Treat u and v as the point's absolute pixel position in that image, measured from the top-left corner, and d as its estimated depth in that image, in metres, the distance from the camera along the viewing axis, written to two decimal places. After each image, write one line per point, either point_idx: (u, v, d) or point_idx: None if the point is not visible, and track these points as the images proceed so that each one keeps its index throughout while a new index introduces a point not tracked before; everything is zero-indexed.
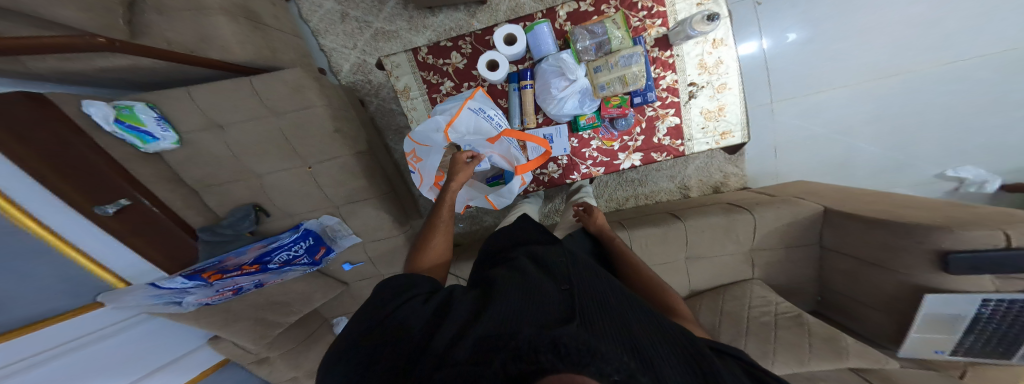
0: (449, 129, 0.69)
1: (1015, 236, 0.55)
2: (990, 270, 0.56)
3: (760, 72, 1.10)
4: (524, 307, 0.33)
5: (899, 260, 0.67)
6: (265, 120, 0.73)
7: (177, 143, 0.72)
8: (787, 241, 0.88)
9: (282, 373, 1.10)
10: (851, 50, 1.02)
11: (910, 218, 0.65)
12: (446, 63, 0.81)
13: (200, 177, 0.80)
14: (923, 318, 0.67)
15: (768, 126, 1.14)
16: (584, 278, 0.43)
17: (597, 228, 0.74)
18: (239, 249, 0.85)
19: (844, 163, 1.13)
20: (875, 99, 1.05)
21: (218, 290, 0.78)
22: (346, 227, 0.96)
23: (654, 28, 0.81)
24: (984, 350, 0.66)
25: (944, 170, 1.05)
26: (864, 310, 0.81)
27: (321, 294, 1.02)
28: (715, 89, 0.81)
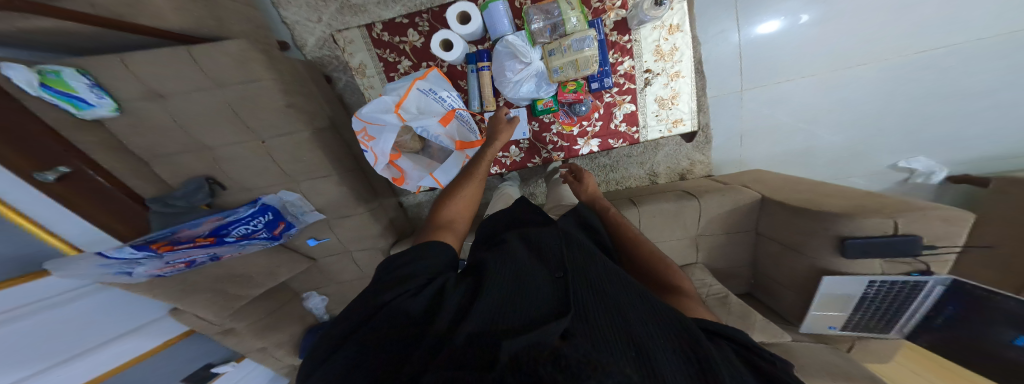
0: (399, 109, 0.74)
1: (904, 223, 0.60)
2: (878, 254, 0.63)
3: (733, 60, 0.98)
4: (517, 301, 0.32)
5: (807, 243, 0.75)
6: (210, 91, 0.71)
7: (115, 110, 0.70)
8: (726, 228, 0.91)
9: (250, 343, 1.16)
10: (839, 32, 0.89)
11: (825, 206, 0.68)
12: (403, 40, 0.84)
13: (148, 148, 0.79)
14: (822, 296, 0.78)
15: (734, 116, 1.05)
16: (582, 263, 0.41)
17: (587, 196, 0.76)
18: (192, 221, 0.85)
19: (806, 151, 1.07)
20: (843, 88, 0.96)
21: (169, 262, 0.79)
22: (306, 203, 0.98)
23: (613, 10, 0.79)
24: (869, 326, 0.78)
25: (899, 161, 1.02)
26: (781, 289, 0.91)
27: (287, 269, 1.08)
28: (669, 76, 0.84)
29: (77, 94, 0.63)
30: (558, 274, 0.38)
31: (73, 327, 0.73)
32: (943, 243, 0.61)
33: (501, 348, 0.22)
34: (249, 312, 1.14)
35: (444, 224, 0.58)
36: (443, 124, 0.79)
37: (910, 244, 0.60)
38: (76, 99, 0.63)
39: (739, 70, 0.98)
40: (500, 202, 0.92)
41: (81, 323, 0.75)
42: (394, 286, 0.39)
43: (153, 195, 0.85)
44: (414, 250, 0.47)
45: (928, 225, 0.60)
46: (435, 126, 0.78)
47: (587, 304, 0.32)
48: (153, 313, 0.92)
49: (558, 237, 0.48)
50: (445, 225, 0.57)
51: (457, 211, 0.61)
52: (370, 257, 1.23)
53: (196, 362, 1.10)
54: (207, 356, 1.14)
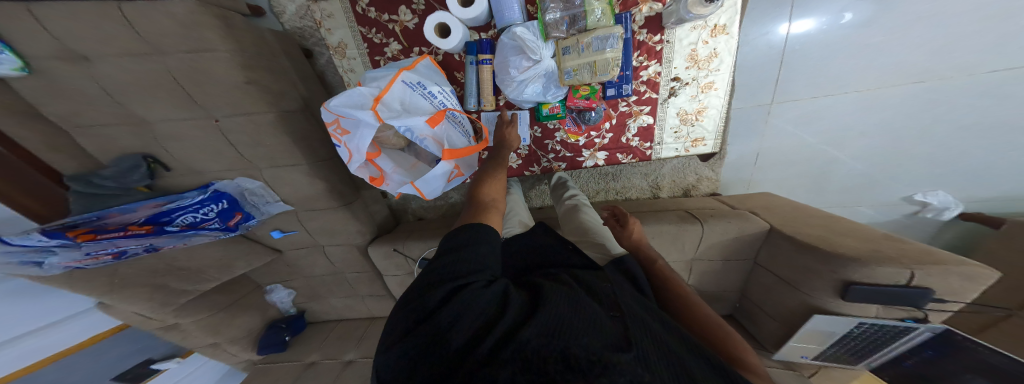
0: (378, 104, 0.65)
1: (919, 275, 0.57)
2: (881, 301, 0.61)
3: (771, 66, 0.78)
4: (589, 329, 0.28)
5: (808, 282, 0.71)
6: (150, 59, 0.60)
7: (23, 70, 0.57)
8: (725, 255, 0.87)
9: (198, 339, 1.08)
10: (912, 40, 0.69)
11: (839, 247, 0.64)
12: (393, 19, 0.74)
13: (71, 117, 0.66)
14: (805, 330, 0.77)
15: (755, 132, 0.89)
16: (641, 310, 0.36)
17: (633, 242, 0.67)
18: (126, 205, 0.72)
19: (820, 177, 0.93)
20: (891, 109, 0.78)
21: (89, 253, 0.67)
22: (270, 192, 0.88)
23: (647, 3, 0.70)
24: (839, 358, 0.80)
25: (912, 194, 0.87)
26: (764, 318, 0.89)
27: (244, 262, 1.01)
28: (700, 87, 0.78)
29: None
30: (616, 313, 0.33)
31: None
32: (952, 297, 0.59)
33: None
34: (201, 306, 1.04)
35: (487, 203, 0.54)
36: (431, 125, 0.70)
37: (921, 298, 0.58)
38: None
39: (774, 81, 0.80)
40: (517, 226, 0.78)
41: None
42: (447, 264, 0.37)
43: (76, 172, 0.71)
44: (467, 230, 0.43)
45: (946, 279, 0.57)
46: (421, 127, 0.70)
47: (668, 353, 0.28)
48: (76, 308, 0.84)
49: (604, 279, 0.44)
50: (485, 205, 0.53)
51: (492, 192, 0.58)
52: (343, 253, 1.13)
53: (131, 359, 0.98)
54: (149, 351, 1.03)
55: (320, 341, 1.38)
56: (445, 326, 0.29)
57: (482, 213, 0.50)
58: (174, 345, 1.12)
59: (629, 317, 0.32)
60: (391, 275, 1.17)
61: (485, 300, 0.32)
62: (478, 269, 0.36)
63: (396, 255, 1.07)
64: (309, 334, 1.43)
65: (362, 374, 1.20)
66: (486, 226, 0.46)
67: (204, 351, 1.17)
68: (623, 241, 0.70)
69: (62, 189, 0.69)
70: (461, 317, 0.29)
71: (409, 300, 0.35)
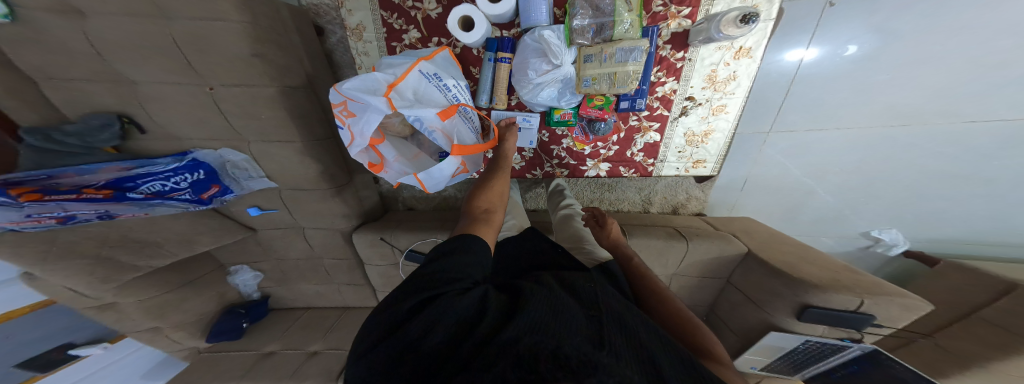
0: (391, 91, 0.63)
1: (867, 304, 0.66)
2: (830, 322, 0.70)
3: (779, 91, 0.86)
4: (561, 320, 0.31)
5: (772, 302, 0.79)
6: (152, 19, 0.55)
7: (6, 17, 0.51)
8: (702, 272, 0.95)
9: (137, 322, 0.98)
10: (903, 86, 0.77)
11: (804, 274, 0.72)
12: (416, 7, 0.73)
13: (41, 69, 0.59)
14: (761, 344, 0.84)
15: (751, 156, 0.97)
16: (621, 307, 0.38)
17: (612, 241, 0.72)
18: (85, 165, 0.65)
19: (795, 207, 1.04)
20: (868, 149, 0.88)
21: (28, 215, 0.60)
22: (255, 167, 0.82)
23: (676, 19, 0.74)
24: (781, 370, 0.89)
25: (869, 230, 0.99)
26: (724, 330, 0.98)
27: (210, 238, 0.93)
28: (712, 109, 0.84)
29: None
30: (595, 313, 0.35)
31: None
32: (888, 322, 0.69)
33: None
34: (149, 285, 0.94)
35: (480, 216, 0.53)
36: (442, 118, 0.69)
37: (862, 321, 0.68)
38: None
39: (778, 107, 0.88)
40: (511, 230, 0.80)
41: None
42: (429, 272, 0.37)
43: (34, 125, 0.61)
44: (458, 240, 0.44)
45: (886, 307, 0.66)
46: (431, 118, 0.68)
47: (641, 350, 0.30)
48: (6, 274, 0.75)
49: (589, 279, 0.45)
50: (479, 217, 0.53)
51: (488, 201, 0.58)
52: (325, 238, 1.07)
53: (50, 341, 0.86)
54: (75, 332, 0.92)
55: (283, 331, 1.29)
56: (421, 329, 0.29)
57: (478, 225, 0.50)
58: (104, 328, 1.00)
59: (606, 317, 0.34)
60: (374, 265, 1.13)
61: (462, 304, 0.33)
62: (457, 274, 0.37)
63: (382, 245, 1.04)
64: (270, 321, 1.34)
65: (327, 367, 1.14)
66: (471, 235, 0.46)
67: (143, 336, 1.04)
68: (602, 240, 0.75)
69: (16, 141, 0.59)
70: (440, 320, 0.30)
71: (382, 310, 0.35)
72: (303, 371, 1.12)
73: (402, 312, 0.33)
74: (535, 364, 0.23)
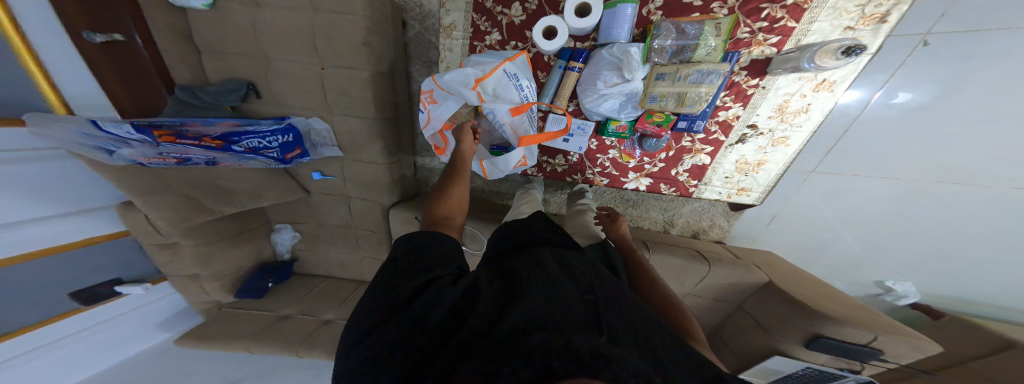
0: (478, 85, 0.74)
1: (879, 340, 0.72)
2: (833, 351, 0.77)
3: (834, 133, 0.88)
4: (551, 303, 0.35)
5: (783, 330, 0.84)
6: (301, 12, 0.70)
7: (207, 6, 0.71)
8: (716, 295, 1.01)
9: (183, 267, 1.02)
10: (959, 145, 0.80)
11: (822, 307, 0.77)
12: (503, 13, 0.82)
13: (209, 42, 0.77)
14: (761, 365, 0.92)
15: (786, 194, 1.01)
16: (613, 292, 0.41)
17: (618, 236, 0.80)
18: (208, 118, 0.77)
19: (818, 248, 1.08)
20: (905, 202, 0.92)
21: (161, 153, 0.72)
22: (331, 137, 0.92)
23: (760, 46, 0.75)
24: None
25: (884, 279, 1.06)
26: (726, 353, 1.03)
27: (274, 195, 1.00)
28: (772, 140, 0.88)
29: None
30: (589, 295, 0.38)
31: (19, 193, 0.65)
32: (892, 359, 0.75)
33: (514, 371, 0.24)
34: (210, 231, 1.03)
35: (439, 222, 0.59)
36: (511, 115, 0.81)
37: (866, 354, 0.74)
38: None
39: (828, 148, 0.91)
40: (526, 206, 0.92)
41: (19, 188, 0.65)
42: (424, 269, 0.43)
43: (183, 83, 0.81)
44: (418, 236, 0.51)
45: (895, 346, 0.72)
46: (503, 113, 0.81)
47: (631, 330, 0.33)
48: (86, 204, 0.79)
49: (585, 262, 0.48)
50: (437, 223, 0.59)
51: (450, 205, 0.65)
52: (368, 209, 1.16)
53: (99, 274, 0.88)
54: (120, 269, 0.93)
55: (301, 296, 1.32)
56: (418, 315, 0.36)
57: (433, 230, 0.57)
58: (150, 269, 1.01)
59: (599, 300, 0.37)
60: None
61: (455, 293, 0.39)
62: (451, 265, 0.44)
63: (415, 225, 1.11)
64: (293, 283, 1.38)
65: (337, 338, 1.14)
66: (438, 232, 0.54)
67: (177, 282, 1.06)
68: (612, 233, 0.82)
69: (168, 94, 0.80)
70: (435, 308, 0.36)
71: (383, 296, 0.41)
72: (316, 338, 1.12)
73: (405, 297, 0.39)
74: (514, 348, 0.28)
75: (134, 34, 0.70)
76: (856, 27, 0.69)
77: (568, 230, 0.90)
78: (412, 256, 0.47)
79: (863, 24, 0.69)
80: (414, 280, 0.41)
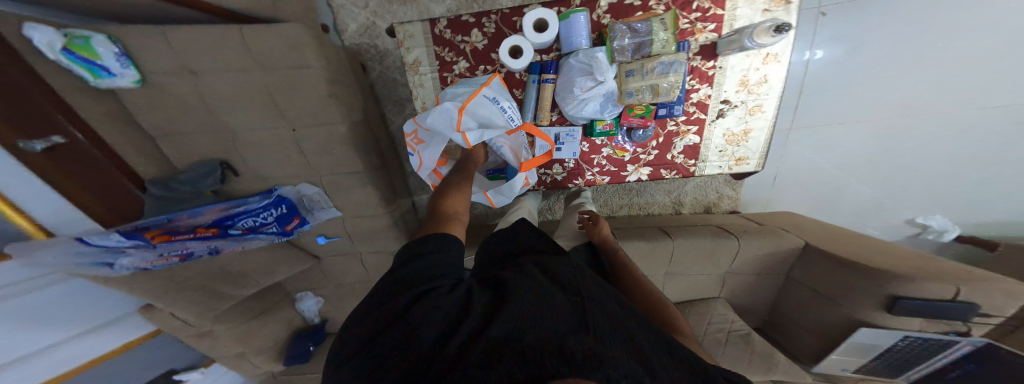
0: (462, 114, 0.73)
1: (964, 291, 0.63)
2: (925, 314, 0.65)
3: (792, 92, 0.93)
4: (544, 307, 0.32)
5: (852, 297, 0.74)
6: (252, 73, 0.67)
7: (137, 82, 0.64)
8: (759, 269, 0.92)
9: (226, 348, 1.02)
10: (908, 78, 0.85)
11: (876, 264, 0.70)
12: (465, 40, 0.82)
13: (160, 126, 0.71)
14: (849, 344, 0.78)
15: (777, 154, 1.00)
16: (603, 292, 0.40)
17: (601, 238, 0.77)
18: (195, 208, 0.76)
19: (832, 199, 1.04)
20: (890, 139, 0.93)
21: (162, 254, 0.70)
22: (325, 199, 0.90)
23: (703, 33, 0.75)
24: (880, 370, 0.82)
25: (915, 216, 0.99)
26: (799, 332, 0.91)
27: (285, 267, 0.98)
28: (748, 110, 0.80)
29: (99, 61, 0.57)
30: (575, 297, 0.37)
31: (56, 314, 0.66)
32: (994, 312, 0.64)
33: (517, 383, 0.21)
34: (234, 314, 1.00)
35: (450, 215, 0.62)
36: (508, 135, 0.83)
37: (967, 312, 0.62)
38: (98, 67, 0.58)
39: (793, 107, 0.94)
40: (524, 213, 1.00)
41: (60, 309, 0.67)
42: (414, 278, 0.39)
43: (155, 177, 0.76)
44: (432, 240, 0.48)
45: (986, 294, 0.62)
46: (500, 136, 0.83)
47: (623, 328, 0.32)
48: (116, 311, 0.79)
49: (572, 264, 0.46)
50: (449, 216, 0.61)
51: (455, 206, 0.67)
52: (380, 260, 1.12)
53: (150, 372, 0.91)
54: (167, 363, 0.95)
55: None
56: (408, 329, 0.31)
57: (444, 223, 0.57)
58: (197, 354, 1.05)
59: (587, 300, 0.36)
60: None
61: (446, 304, 0.34)
62: (444, 274, 0.40)
63: None
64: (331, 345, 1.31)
65: None
66: (446, 232, 0.52)
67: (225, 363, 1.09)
68: (594, 236, 0.80)
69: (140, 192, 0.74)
70: (426, 320, 0.32)
71: (371, 311, 0.36)
72: None
73: (394, 312, 0.34)
74: (515, 355, 0.24)
75: (71, 130, 0.60)
76: (771, 9, 0.72)
77: (561, 241, 0.91)
78: (403, 266, 0.43)
79: (776, 6, 0.71)
80: (406, 289, 0.37)
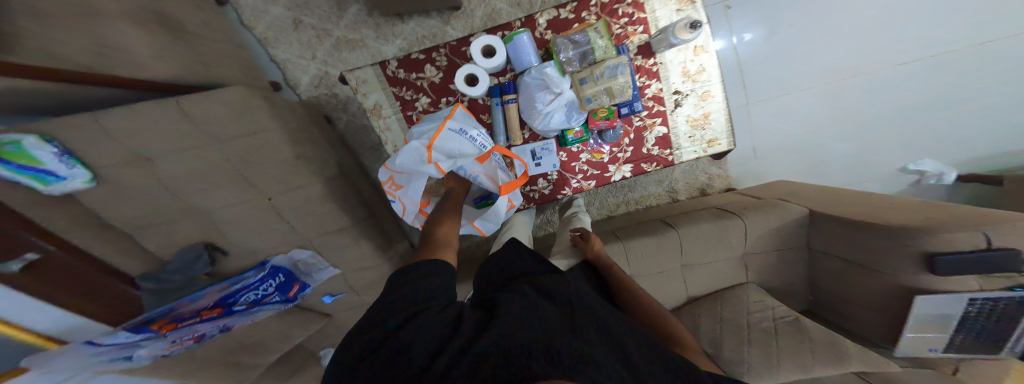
0: (431, 150, 0.74)
1: (995, 238, 0.55)
2: (970, 271, 0.56)
3: (733, 73, 1.03)
4: (543, 327, 0.32)
5: (884, 261, 0.65)
6: (200, 148, 0.70)
7: (90, 180, 0.65)
8: (777, 244, 0.84)
9: None
10: (835, 41, 0.97)
11: (888, 219, 0.63)
12: (420, 77, 0.88)
13: (130, 221, 0.74)
14: (916, 318, 0.66)
15: (745, 127, 1.09)
16: (599, 313, 0.40)
17: (594, 255, 0.72)
18: (195, 293, 0.81)
19: (818, 161, 1.10)
20: (846, 101, 1.02)
21: (175, 340, 0.75)
22: (320, 260, 0.93)
23: (636, 35, 0.79)
24: (977, 345, 0.65)
25: (905, 165, 1.05)
26: (855, 310, 0.78)
27: (301, 329, 0.94)
28: (699, 96, 0.81)
29: (41, 166, 0.57)
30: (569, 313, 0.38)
31: None
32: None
33: None
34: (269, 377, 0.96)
35: (438, 241, 0.57)
36: (481, 162, 0.79)
37: (1015, 260, 0.53)
38: (43, 172, 0.58)
39: (742, 84, 1.04)
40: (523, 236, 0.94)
41: None
42: (405, 296, 0.36)
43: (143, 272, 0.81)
44: (423, 266, 0.43)
45: (1020, 235, 0.54)
46: (473, 165, 0.78)
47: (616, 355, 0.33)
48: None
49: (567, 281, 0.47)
50: (439, 241, 0.57)
51: (447, 233, 0.62)
52: None
53: None
54: None
55: None
56: (398, 351, 0.28)
57: (436, 250, 0.53)
58: None
59: (581, 319, 0.37)
60: None
61: (438, 323, 0.32)
62: (436, 295, 0.38)
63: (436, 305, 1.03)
64: None
65: None
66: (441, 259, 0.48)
67: None
68: (587, 254, 0.73)
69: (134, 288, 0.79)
70: (417, 341, 0.29)
71: (358, 335, 0.33)
72: None
73: (383, 334, 0.31)
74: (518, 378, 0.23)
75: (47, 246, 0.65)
76: (683, 9, 0.77)
77: (552, 261, 0.83)
78: (395, 285, 0.40)
79: (685, 6, 0.77)
80: (396, 309, 0.34)
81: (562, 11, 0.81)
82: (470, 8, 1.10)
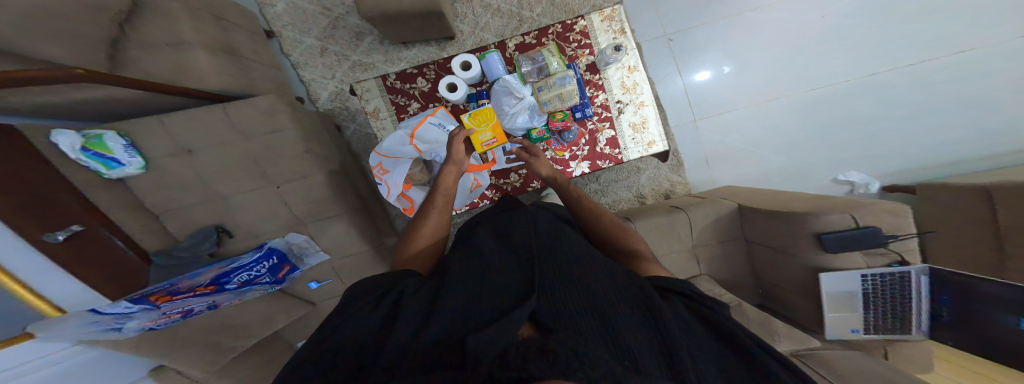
0: (413, 139, 0.87)
1: (860, 218, 0.71)
2: (853, 246, 0.70)
3: (682, 96, 1.32)
4: (486, 287, 0.38)
5: (794, 245, 0.81)
6: (232, 144, 0.82)
7: (142, 168, 0.79)
8: (718, 236, 0.98)
9: None
10: (750, 78, 1.29)
11: (790, 208, 0.80)
12: (412, 87, 1.00)
13: (160, 204, 0.86)
14: (829, 297, 0.79)
15: (695, 140, 1.33)
16: (555, 250, 0.46)
17: (550, 172, 0.82)
18: (194, 272, 0.85)
19: (761, 171, 1.32)
20: (772, 116, 1.29)
21: (165, 312, 0.77)
22: (313, 244, 0.98)
23: (584, 56, 0.97)
24: (887, 326, 0.75)
25: (837, 176, 1.28)
26: (790, 297, 0.89)
27: (284, 316, 0.97)
28: (637, 105, 0.96)
29: (111, 154, 0.73)
30: (524, 260, 0.44)
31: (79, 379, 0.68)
32: (901, 234, 0.70)
33: (470, 347, 0.24)
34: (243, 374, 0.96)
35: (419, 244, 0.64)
36: None
37: (874, 235, 0.69)
38: (110, 159, 0.73)
39: (689, 107, 1.32)
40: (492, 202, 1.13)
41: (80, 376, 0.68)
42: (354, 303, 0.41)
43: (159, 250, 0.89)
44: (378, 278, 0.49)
45: (880, 219, 0.70)
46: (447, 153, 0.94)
47: (565, 277, 0.39)
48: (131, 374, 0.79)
49: (523, 231, 0.53)
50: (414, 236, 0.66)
51: (430, 230, 0.67)
52: None
53: None
54: None
55: None
56: (344, 342, 0.32)
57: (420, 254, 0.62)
58: None
59: (533, 260, 0.43)
60: None
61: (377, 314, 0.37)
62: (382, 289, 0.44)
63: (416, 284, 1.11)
64: None
65: None
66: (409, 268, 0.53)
67: None
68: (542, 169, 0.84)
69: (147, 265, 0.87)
70: (356, 332, 0.34)
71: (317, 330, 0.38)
72: None
73: (327, 331, 0.36)
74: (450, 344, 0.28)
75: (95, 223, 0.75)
76: (619, 35, 0.95)
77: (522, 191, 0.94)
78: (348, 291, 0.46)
79: (620, 35, 0.95)
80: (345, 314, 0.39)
81: (527, 37, 0.98)
82: (462, 38, 1.28)
